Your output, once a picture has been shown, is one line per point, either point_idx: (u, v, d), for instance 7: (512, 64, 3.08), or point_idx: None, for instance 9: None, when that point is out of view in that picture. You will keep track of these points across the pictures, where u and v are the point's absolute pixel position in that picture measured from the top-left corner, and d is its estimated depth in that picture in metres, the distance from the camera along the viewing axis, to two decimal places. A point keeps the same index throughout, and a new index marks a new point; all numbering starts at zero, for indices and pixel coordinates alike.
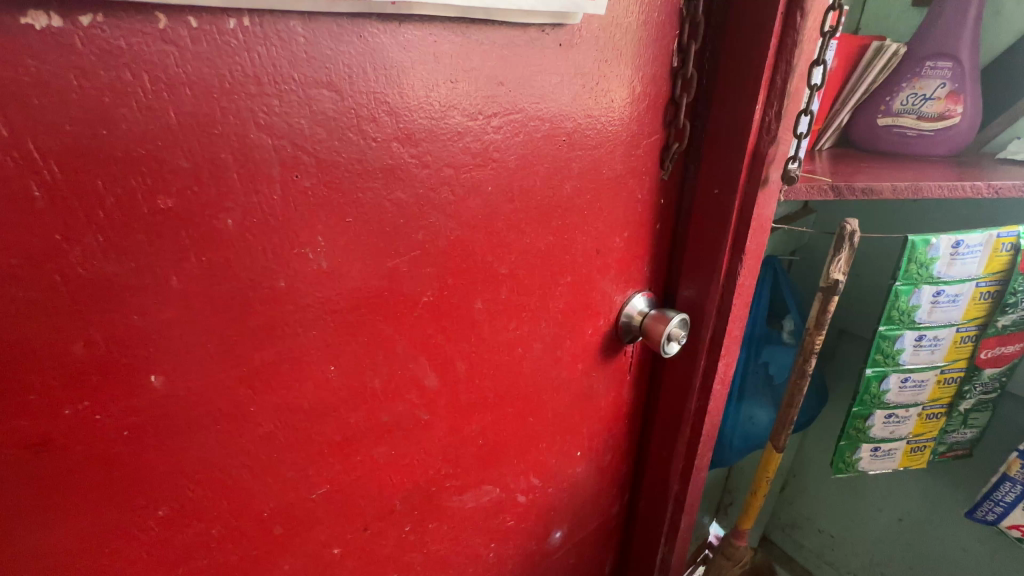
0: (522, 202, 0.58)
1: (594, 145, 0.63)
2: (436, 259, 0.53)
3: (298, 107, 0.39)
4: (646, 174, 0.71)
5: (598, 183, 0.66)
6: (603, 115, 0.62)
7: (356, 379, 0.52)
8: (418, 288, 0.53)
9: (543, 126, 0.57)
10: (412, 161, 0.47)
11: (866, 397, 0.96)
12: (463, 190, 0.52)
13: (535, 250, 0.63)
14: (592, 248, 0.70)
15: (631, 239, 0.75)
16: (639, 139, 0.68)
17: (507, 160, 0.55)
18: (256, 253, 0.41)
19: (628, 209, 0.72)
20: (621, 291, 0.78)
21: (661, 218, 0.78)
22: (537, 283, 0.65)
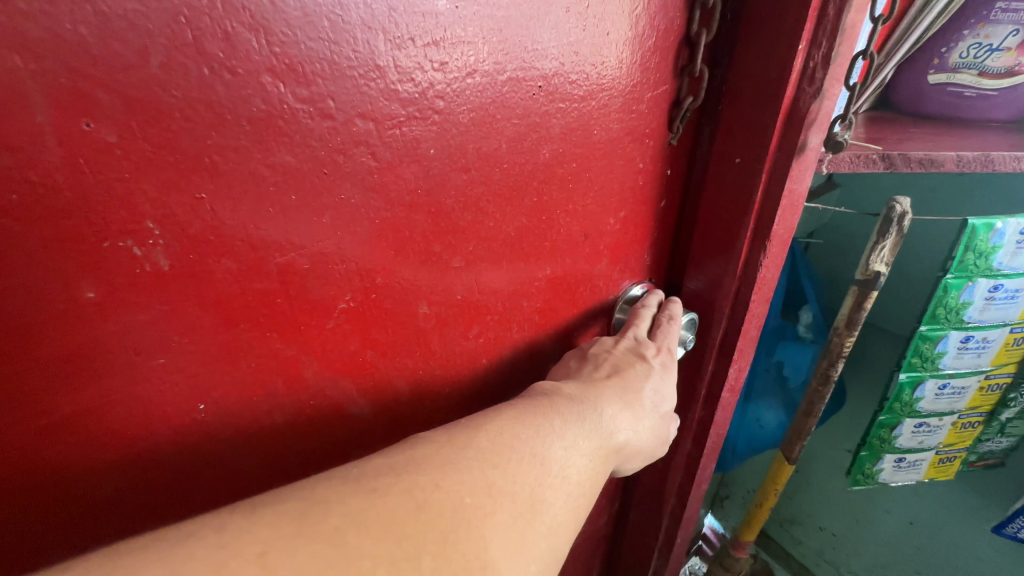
0: (480, 171, 0.43)
1: (583, 98, 0.47)
2: (353, 251, 0.38)
3: (70, 5, 0.23)
4: (651, 139, 0.56)
5: (588, 149, 0.50)
6: (596, 56, 0.46)
7: (245, 413, 0.38)
8: (329, 292, 0.38)
9: (510, 63, 0.41)
10: (301, 107, 0.31)
11: (896, 405, 0.83)
12: (388, 153, 0.37)
13: (501, 236, 0.48)
14: (578, 233, 0.55)
15: (629, 222, 0.60)
16: (642, 91, 0.52)
17: (455, 113, 0.39)
18: (31, 246, 0.26)
19: (626, 184, 0.56)
20: (614, 284, 0.63)
21: (666, 192, 0.63)
22: (506, 278, 0.50)
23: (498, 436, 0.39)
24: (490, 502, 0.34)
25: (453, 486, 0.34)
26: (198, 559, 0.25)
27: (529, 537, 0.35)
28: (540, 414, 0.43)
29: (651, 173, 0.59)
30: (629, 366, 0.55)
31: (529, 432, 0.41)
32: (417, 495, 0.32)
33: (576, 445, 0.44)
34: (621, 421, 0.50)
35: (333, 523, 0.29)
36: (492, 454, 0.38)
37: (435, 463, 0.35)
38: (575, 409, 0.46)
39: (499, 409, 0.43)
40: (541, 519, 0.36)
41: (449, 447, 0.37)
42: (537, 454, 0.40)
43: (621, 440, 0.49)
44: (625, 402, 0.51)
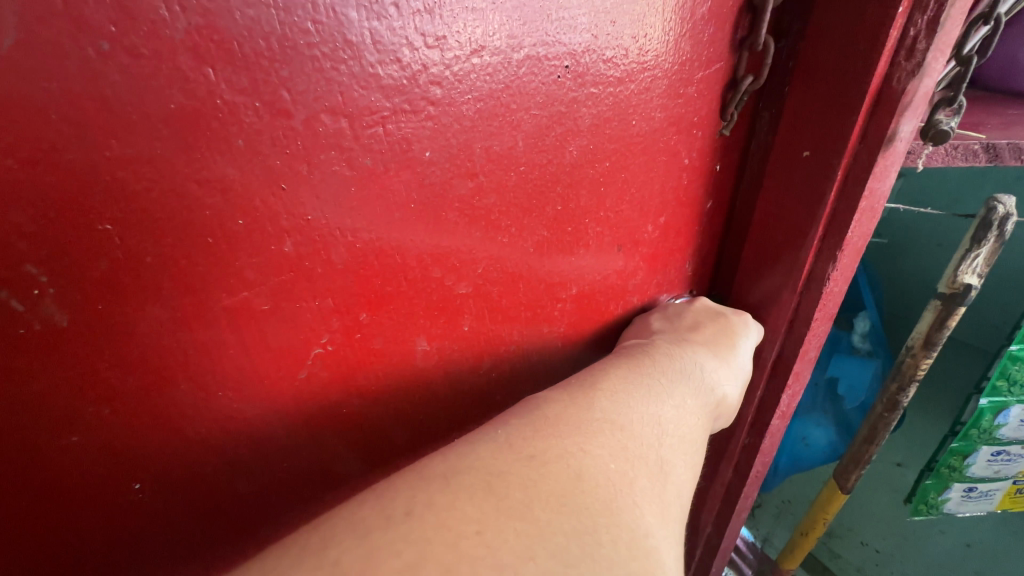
0: (490, 176, 0.34)
1: (622, 79, 0.37)
2: (326, 285, 0.30)
3: None
4: (700, 129, 0.46)
5: (624, 144, 0.41)
6: (639, 25, 0.36)
7: (204, 488, 0.31)
8: (299, 336, 0.30)
9: (527, 34, 0.31)
10: (241, 100, 0.23)
11: (972, 431, 0.72)
12: (368, 159, 0.28)
13: (517, 254, 0.39)
14: (611, 244, 0.45)
15: (671, 228, 0.50)
16: (691, 69, 0.41)
17: (457, 104, 0.30)
18: None
19: (669, 185, 0.47)
20: (653, 302, 0.54)
21: (715, 192, 0.53)
22: (523, 303, 0.41)
23: (614, 397, 0.35)
24: (625, 466, 0.30)
25: (590, 450, 0.29)
26: (432, 540, 0.22)
27: (666, 495, 0.30)
28: (645, 374, 0.39)
29: (699, 171, 0.49)
30: (713, 330, 0.48)
31: (637, 394, 0.36)
32: (571, 461, 0.28)
33: (683, 405, 0.38)
34: (715, 382, 0.43)
35: (518, 496, 0.25)
36: (613, 416, 0.33)
37: (567, 426, 0.30)
38: (671, 371, 0.41)
39: (602, 372, 0.38)
40: (669, 482, 0.31)
41: (566, 406, 0.32)
42: (651, 416, 0.35)
43: (720, 400, 0.43)
44: (717, 361, 0.45)
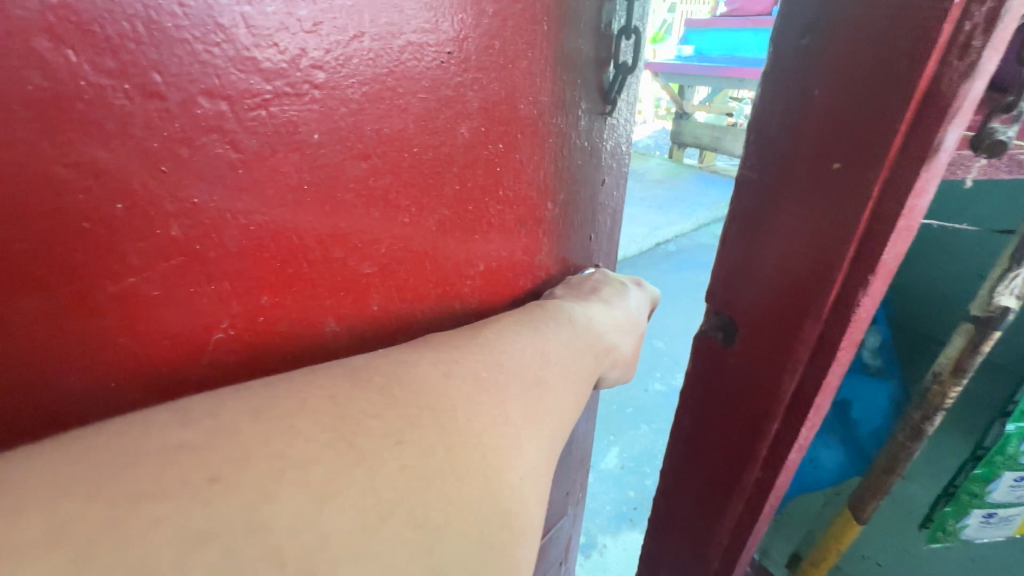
0: (383, 158, 0.35)
1: (507, 64, 0.40)
2: (221, 268, 0.31)
3: None
4: (590, 125, 0.50)
5: (515, 126, 0.44)
6: (519, 13, 0.39)
7: None
8: (195, 320, 0.31)
9: (406, 20, 0.33)
10: (108, 81, 0.24)
11: (998, 457, 0.61)
12: (254, 142, 0.29)
13: (418, 234, 0.41)
14: (514, 222, 0.48)
15: (578, 210, 0.54)
16: (573, 58, 0.45)
17: (342, 87, 0.31)
18: None
19: (569, 171, 0.51)
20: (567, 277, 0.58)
21: (619, 176, 0.57)
22: (432, 281, 0.43)
23: (500, 331, 0.39)
24: (498, 375, 0.33)
25: (464, 360, 0.33)
26: (288, 400, 0.26)
27: (539, 406, 0.33)
28: (533, 315, 0.43)
29: (597, 157, 0.53)
30: (613, 284, 0.53)
31: (523, 328, 0.40)
32: (444, 365, 0.32)
33: (568, 339, 0.42)
34: (607, 330, 0.47)
35: (381, 380, 0.29)
36: (498, 342, 0.37)
37: (448, 346, 0.35)
38: (557, 308, 0.45)
39: (496, 318, 0.42)
40: (546, 398, 0.34)
41: (459, 335, 0.37)
42: (536, 344, 0.39)
43: (612, 345, 0.47)
44: (609, 311, 0.49)
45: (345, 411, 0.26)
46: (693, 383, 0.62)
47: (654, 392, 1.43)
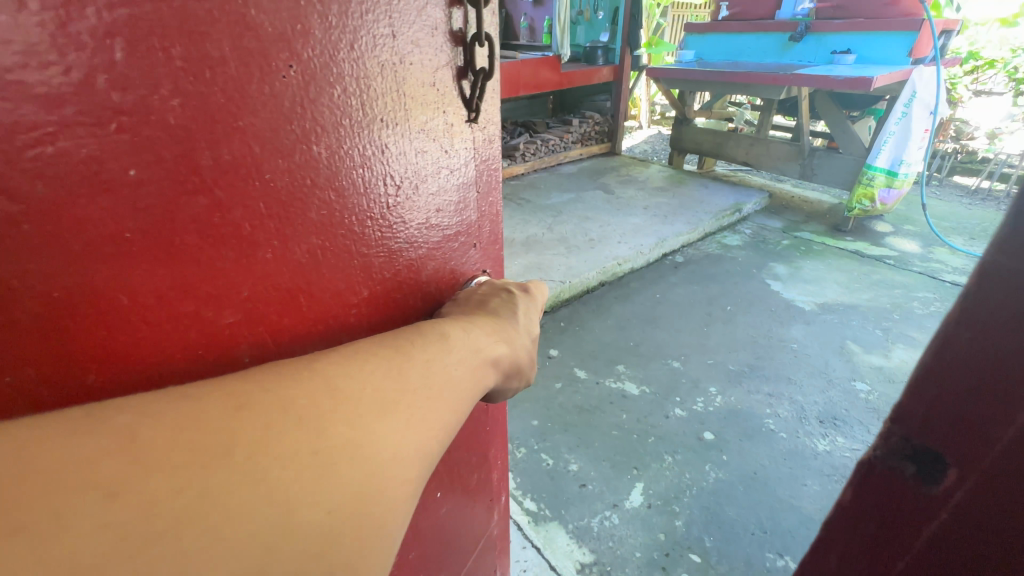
0: (225, 193, 0.48)
1: (354, 100, 0.54)
2: (87, 320, 0.44)
3: None
4: (444, 143, 0.66)
5: (367, 171, 0.59)
6: (371, 55, 0.54)
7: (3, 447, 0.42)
8: (87, 355, 0.44)
9: (222, 38, 0.44)
10: None
11: None
12: (51, 172, 0.38)
13: (288, 262, 0.56)
14: (377, 236, 0.63)
15: (445, 224, 0.72)
16: (424, 77, 0.60)
17: (153, 116, 0.42)
18: None
19: (425, 192, 0.67)
20: (433, 283, 0.73)
21: (472, 186, 0.74)
22: (309, 316, 0.60)
23: (370, 362, 0.50)
24: (346, 408, 0.45)
25: (314, 397, 0.44)
26: (130, 440, 0.36)
27: (382, 432, 0.45)
28: (415, 342, 0.55)
29: (447, 178, 0.69)
30: (495, 301, 0.71)
31: (391, 359, 0.52)
32: (290, 402, 0.43)
33: (441, 369, 0.54)
34: (485, 348, 0.62)
35: (222, 419, 0.39)
36: (359, 376, 0.48)
37: (308, 377, 0.46)
38: (440, 337, 0.58)
39: (373, 343, 0.54)
40: (395, 422, 0.46)
41: (336, 358, 0.49)
42: (400, 373, 0.51)
43: (493, 358, 0.62)
44: (490, 338, 0.63)
45: (166, 444, 0.37)
46: (854, 527, 0.42)
47: (675, 418, 1.90)
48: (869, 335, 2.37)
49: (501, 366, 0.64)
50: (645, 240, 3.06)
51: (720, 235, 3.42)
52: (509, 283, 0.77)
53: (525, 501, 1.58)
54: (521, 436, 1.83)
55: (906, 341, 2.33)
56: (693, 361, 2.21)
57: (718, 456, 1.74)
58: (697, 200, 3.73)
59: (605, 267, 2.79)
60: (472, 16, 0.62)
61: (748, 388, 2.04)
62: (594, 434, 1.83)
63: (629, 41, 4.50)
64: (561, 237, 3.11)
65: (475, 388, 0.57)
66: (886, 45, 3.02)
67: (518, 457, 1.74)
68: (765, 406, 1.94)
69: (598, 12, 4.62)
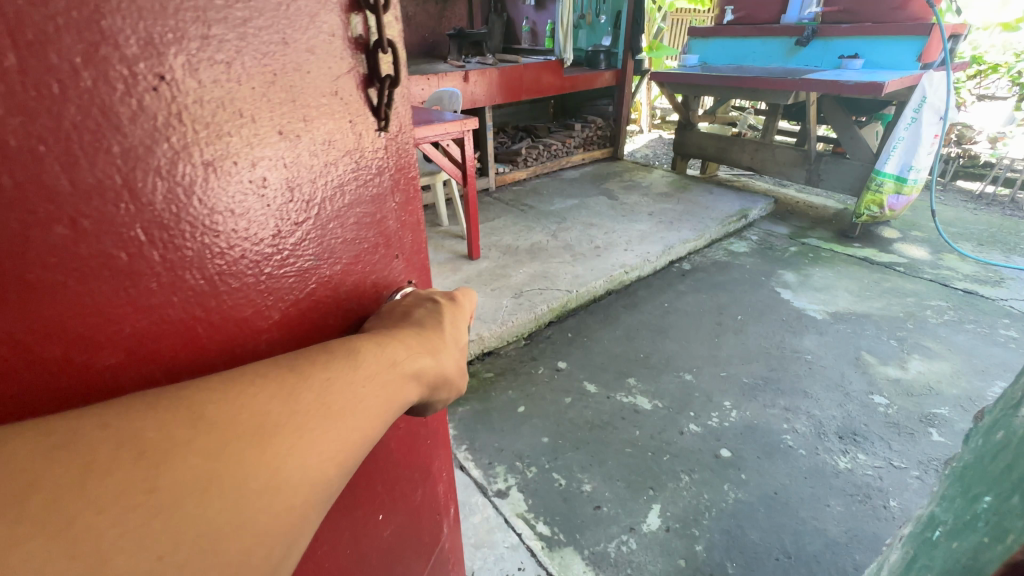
0: (92, 222, 0.42)
1: (237, 116, 0.48)
2: None
3: None
4: (354, 152, 0.60)
5: (264, 189, 0.52)
6: (253, 66, 0.48)
7: None
8: None
9: (72, 45, 0.38)
10: None
11: None
12: None
13: (175, 292, 0.49)
14: (282, 250, 0.56)
15: (364, 234, 0.65)
16: (322, 87, 0.54)
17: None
18: None
19: (336, 204, 0.60)
20: (353, 299, 0.66)
21: (390, 192, 0.67)
22: (212, 345, 0.53)
23: (260, 382, 0.41)
24: (215, 446, 0.36)
25: (173, 431, 0.36)
26: None
27: (259, 475, 0.37)
28: (322, 359, 0.46)
29: (359, 184, 0.62)
30: (424, 307, 0.63)
31: (290, 379, 0.43)
32: (140, 441, 0.34)
33: (353, 388, 0.46)
34: (413, 363, 0.53)
35: (34, 470, 0.31)
36: (243, 402, 0.39)
37: (172, 405, 0.37)
38: (355, 352, 0.49)
39: (274, 361, 0.45)
40: (280, 459, 0.38)
41: (205, 377, 0.40)
42: (298, 396, 0.42)
43: (420, 373, 0.53)
44: (420, 351, 0.54)
45: None
46: None
47: (689, 434, 1.84)
48: (883, 345, 2.31)
49: (424, 383, 0.54)
50: (648, 247, 3.01)
51: (725, 242, 3.37)
52: (435, 291, 0.68)
53: (538, 525, 1.52)
54: (532, 454, 1.76)
55: (921, 352, 2.28)
56: (704, 373, 2.15)
57: (736, 474, 1.68)
58: (702, 206, 3.68)
59: (612, 276, 2.73)
60: (374, 21, 0.56)
61: (763, 401, 1.99)
62: (607, 452, 1.77)
63: (631, 44, 4.46)
64: (566, 244, 3.06)
65: (387, 408, 0.48)
66: (894, 50, 2.99)
67: (529, 477, 1.67)
68: (782, 421, 1.88)
69: (600, 15, 4.58)
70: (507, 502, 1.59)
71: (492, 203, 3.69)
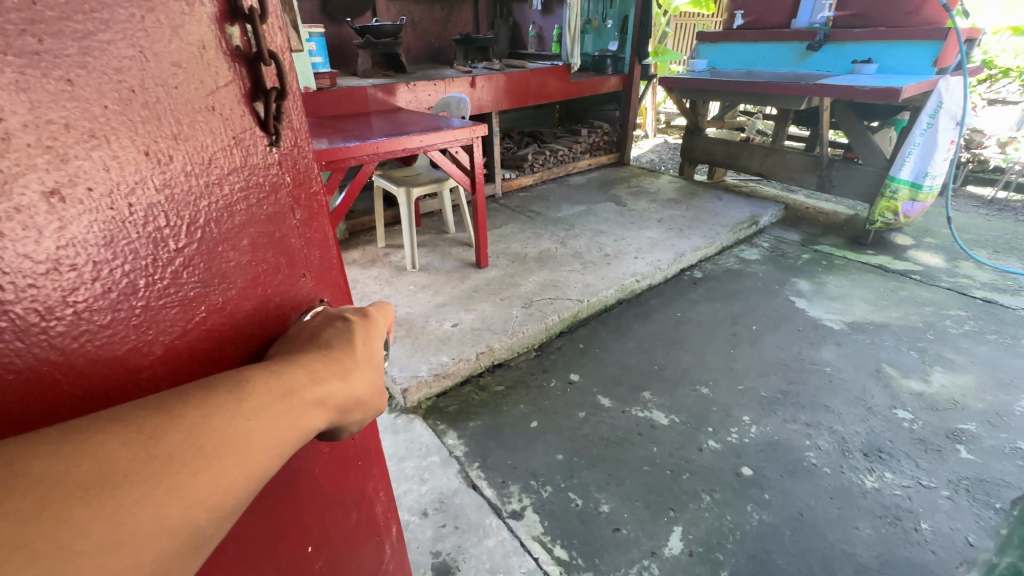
0: None
1: (86, 137, 0.43)
2: None
3: None
4: (239, 169, 0.56)
5: (125, 214, 0.47)
6: (105, 82, 0.44)
7: None
8: None
9: None
10: None
11: None
12: None
13: (22, 338, 0.44)
14: (158, 278, 0.52)
15: (263, 256, 0.61)
16: (195, 102, 0.51)
17: None
18: None
19: (223, 226, 0.56)
20: (254, 325, 0.62)
21: (289, 211, 0.63)
22: (74, 390, 0.47)
23: (117, 427, 0.40)
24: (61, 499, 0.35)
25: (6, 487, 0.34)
26: None
27: (112, 522, 0.37)
28: (194, 397, 0.44)
29: (249, 205, 0.58)
30: (334, 326, 0.60)
31: (155, 420, 0.41)
32: None
33: (229, 423, 0.44)
34: (310, 390, 0.51)
35: None
36: (95, 449, 0.38)
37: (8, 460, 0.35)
38: (238, 385, 0.46)
39: (138, 403, 0.42)
40: (137, 504, 0.38)
41: (53, 428, 0.38)
42: (163, 436, 0.41)
43: (319, 399, 0.51)
44: (318, 375, 0.52)
45: None
46: None
47: (709, 451, 1.78)
48: (904, 357, 2.25)
49: (331, 409, 0.53)
50: (658, 255, 2.96)
51: (736, 249, 3.32)
52: (344, 309, 0.64)
53: (554, 549, 1.46)
54: (546, 473, 1.70)
55: (944, 364, 2.22)
56: (720, 387, 2.09)
57: (759, 494, 1.62)
58: (712, 212, 3.62)
59: (623, 285, 2.67)
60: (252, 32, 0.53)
61: (783, 416, 1.93)
62: (624, 470, 1.71)
63: (637, 49, 4.42)
64: (575, 252, 3.00)
65: (282, 442, 0.47)
66: (907, 55, 2.95)
67: (544, 497, 1.62)
68: (804, 437, 1.82)
69: (607, 20, 4.52)
70: (522, 524, 1.53)
71: (500, 210, 3.65)
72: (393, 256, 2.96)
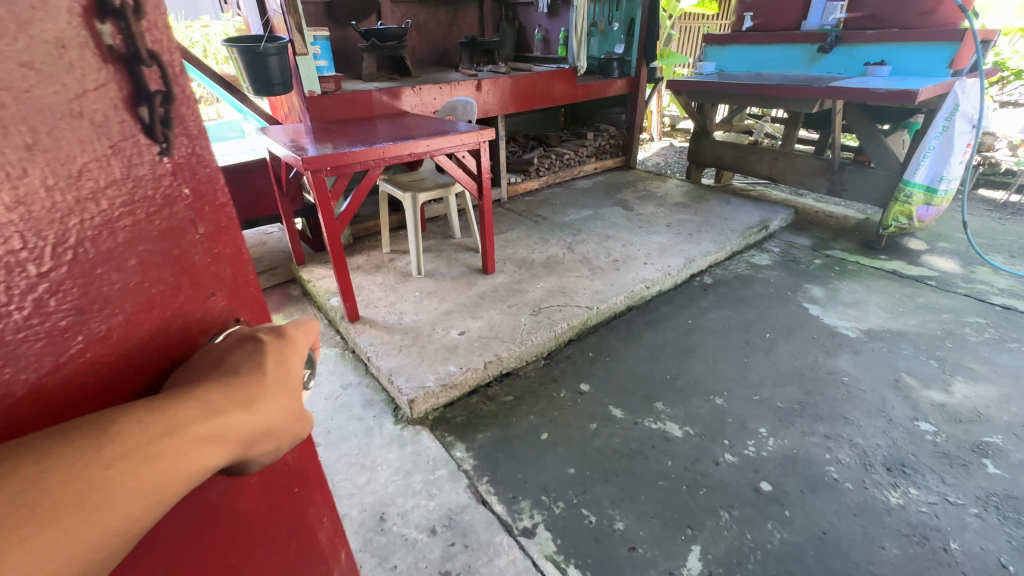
0: None
1: None
2: None
3: None
4: (119, 170, 0.39)
5: None
6: None
7: None
8: None
9: None
10: None
11: None
12: None
13: None
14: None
15: (160, 277, 0.44)
16: (48, 106, 0.35)
17: None
18: None
19: (95, 242, 0.39)
20: (148, 358, 0.44)
21: (190, 223, 0.45)
22: None
23: None
24: None
25: None
26: None
27: None
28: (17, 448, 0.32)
29: (132, 219, 0.41)
30: (245, 349, 0.45)
31: None
32: None
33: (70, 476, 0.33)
34: (198, 422, 0.39)
35: None
36: None
37: None
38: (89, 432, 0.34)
39: None
40: None
41: None
42: None
43: (212, 432, 0.39)
44: (212, 403, 0.40)
45: None
46: None
47: (725, 465, 1.72)
48: (924, 367, 2.19)
49: (232, 444, 0.41)
50: (668, 260, 2.91)
51: (747, 254, 3.26)
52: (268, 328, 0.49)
53: (568, 569, 1.41)
54: (558, 488, 1.65)
55: (965, 373, 2.16)
56: (735, 397, 2.03)
57: (779, 510, 1.56)
58: (721, 217, 3.57)
59: (632, 291, 2.62)
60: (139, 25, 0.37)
61: (801, 428, 1.87)
62: (638, 485, 1.66)
63: (645, 52, 4.38)
64: (583, 257, 2.95)
65: (159, 492, 0.37)
66: (923, 57, 2.89)
67: (556, 514, 1.56)
68: (824, 451, 1.76)
69: (613, 23, 4.48)
70: (534, 542, 1.47)
71: (505, 215, 3.61)
72: (398, 262, 2.91)
